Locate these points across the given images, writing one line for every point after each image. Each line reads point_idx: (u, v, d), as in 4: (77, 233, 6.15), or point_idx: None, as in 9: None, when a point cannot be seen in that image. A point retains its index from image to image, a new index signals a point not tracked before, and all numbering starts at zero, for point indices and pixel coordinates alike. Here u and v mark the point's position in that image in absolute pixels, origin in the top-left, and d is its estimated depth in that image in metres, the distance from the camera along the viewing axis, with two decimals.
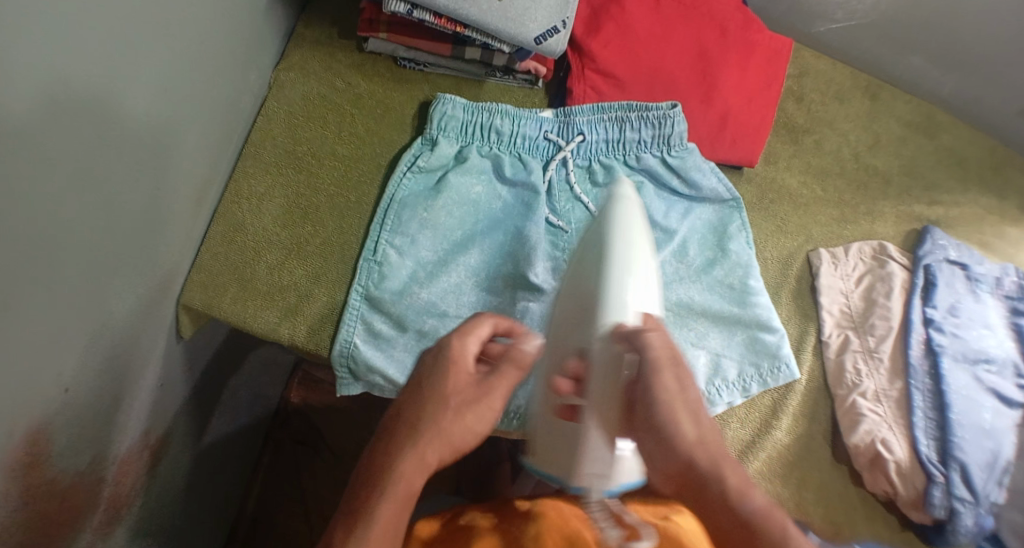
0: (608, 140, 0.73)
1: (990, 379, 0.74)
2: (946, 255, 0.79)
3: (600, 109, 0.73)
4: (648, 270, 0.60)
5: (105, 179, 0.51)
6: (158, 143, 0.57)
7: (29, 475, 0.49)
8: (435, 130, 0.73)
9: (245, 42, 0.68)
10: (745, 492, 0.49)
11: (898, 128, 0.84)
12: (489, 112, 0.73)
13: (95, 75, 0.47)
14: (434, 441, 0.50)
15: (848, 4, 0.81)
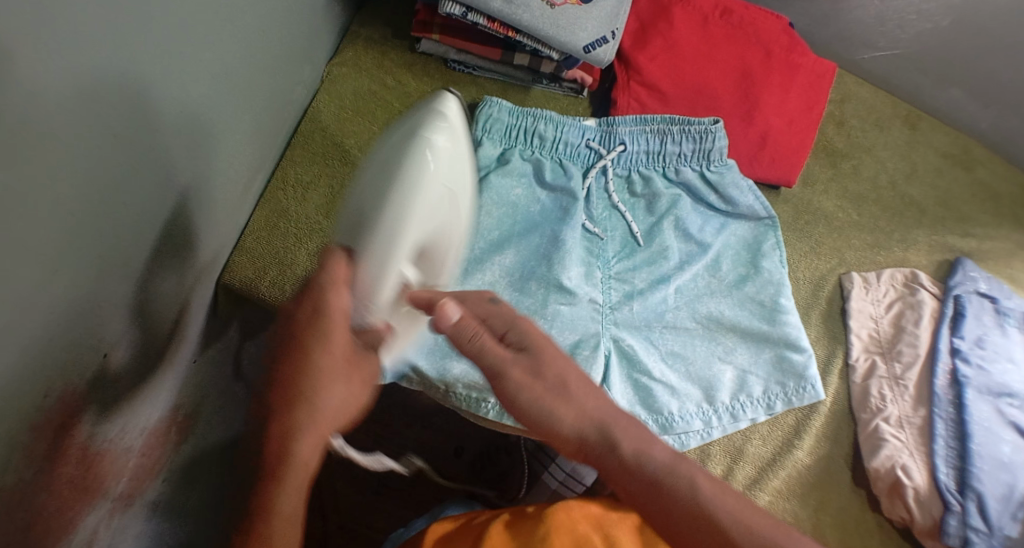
0: (648, 152, 0.74)
1: (1013, 414, 0.74)
2: (976, 287, 0.79)
3: (642, 120, 0.74)
4: (429, 206, 0.50)
5: (165, 157, 0.53)
6: (212, 125, 0.59)
7: (60, 436, 0.49)
8: (480, 131, 0.74)
9: (301, 35, 0.71)
10: (643, 454, 0.50)
11: (936, 159, 0.84)
12: (534, 118, 0.74)
13: (161, 57, 0.49)
14: (314, 428, 0.57)
15: (893, 32, 0.81)
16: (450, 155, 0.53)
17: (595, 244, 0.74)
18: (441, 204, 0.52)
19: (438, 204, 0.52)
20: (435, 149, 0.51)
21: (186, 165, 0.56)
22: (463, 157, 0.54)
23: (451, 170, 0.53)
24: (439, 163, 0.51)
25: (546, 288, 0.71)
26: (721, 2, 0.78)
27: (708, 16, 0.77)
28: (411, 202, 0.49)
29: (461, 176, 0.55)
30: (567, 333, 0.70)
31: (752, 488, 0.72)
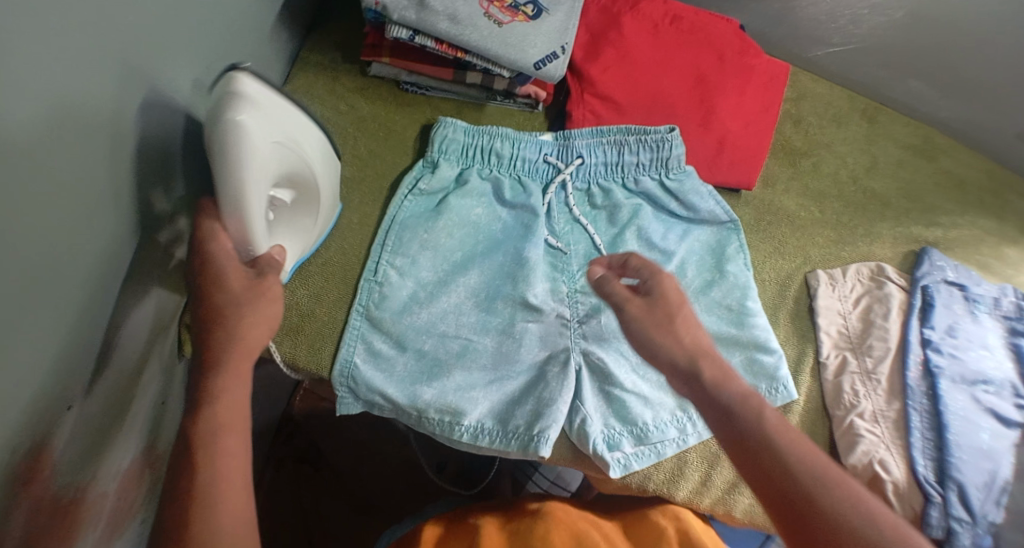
0: (607, 163, 0.74)
1: (989, 400, 0.74)
2: (944, 276, 0.79)
3: (599, 132, 0.74)
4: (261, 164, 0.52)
5: (109, 206, 0.52)
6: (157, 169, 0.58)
7: (32, 488, 0.50)
8: (436, 153, 0.74)
9: (248, 68, 0.70)
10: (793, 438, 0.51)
11: (896, 151, 0.85)
12: (490, 136, 0.74)
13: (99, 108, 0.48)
14: (240, 354, 0.50)
15: (845, 28, 0.81)
16: (262, 114, 0.51)
17: (559, 258, 0.74)
18: (281, 154, 0.54)
19: (278, 158, 0.54)
20: (255, 131, 0.50)
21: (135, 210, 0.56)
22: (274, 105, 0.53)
23: (274, 122, 0.53)
24: (262, 135, 0.51)
25: (514, 306, 0.71)
26: (670, 9, 0.78)
27: (658, 23, 0.77)
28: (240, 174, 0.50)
29: (282, 110, 0.55)
30: (535, 350, 0.71)
31: (730, 492, 0.73)
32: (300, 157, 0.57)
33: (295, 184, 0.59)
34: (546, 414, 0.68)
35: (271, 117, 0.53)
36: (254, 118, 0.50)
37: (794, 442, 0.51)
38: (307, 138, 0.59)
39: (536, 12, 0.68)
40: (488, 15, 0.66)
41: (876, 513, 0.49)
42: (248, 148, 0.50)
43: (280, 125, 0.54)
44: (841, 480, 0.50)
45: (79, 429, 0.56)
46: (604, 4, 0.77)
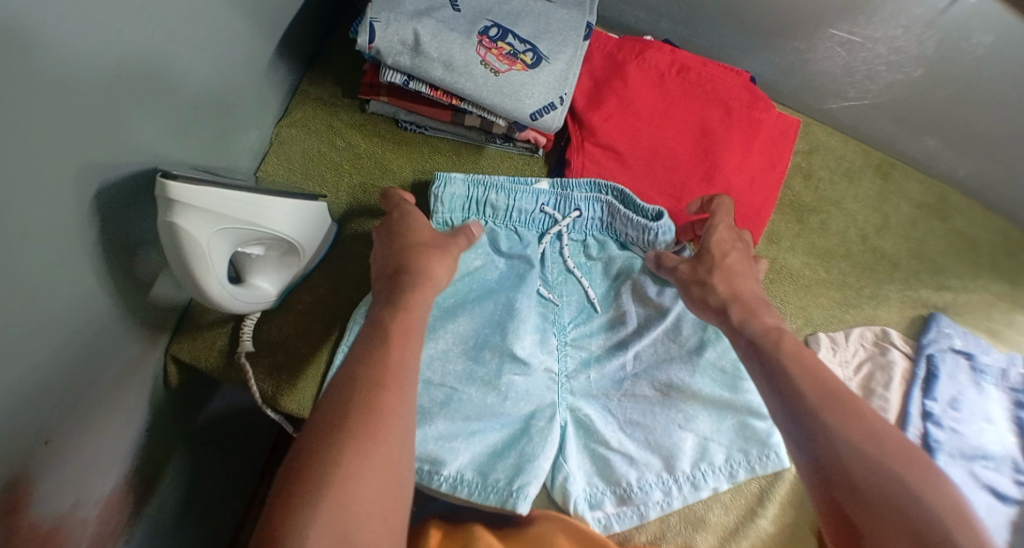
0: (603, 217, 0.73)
1: (987, 476, 0.71)
2: (950, 344, 0.76)
3: (596, 186, 0.72)
4: (217, 252, 0.55)
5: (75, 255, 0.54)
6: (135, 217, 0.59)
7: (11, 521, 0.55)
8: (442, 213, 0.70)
9: (240, 106, 0.69)
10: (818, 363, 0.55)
11: (908, 210, 0.81)
12: (486, 187, 0.72)
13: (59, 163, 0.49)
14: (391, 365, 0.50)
15: (859, 84, 0.78)
16: (202, 214, 0.53)
17: (551, 310, 0.72)
18: (234, 235, 0.56)
19: (230, 239, 0.56)
20: (192, 233, 0.52)
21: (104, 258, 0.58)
22: (220, 197, 0.53)
23: (218, 216, 0.54)
24: (199, 237, 0.53)
25: (500, 358, 0.68)
26: (677, 58, 0.75)
27: (664, 72, 0.74)
28: (202, 267, 0.55)
29: (232, 197, 0.54)
30: (521, 405, 0.68)
31: None
32: (261, 229, 0.58)
33: (266, 242, 0.61)
34: (528, 469, 0.65)
35: (215, 213, 0.53)
36: (189, 223, 0.52)
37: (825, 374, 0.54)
38: (275, 205, 0.59)
39: (536, 60, 0.65)
40: (484, 63, 0.64)
41: (889, 441, 0.49)
42: (185, 249, 0.53)
43: (229, 216, 0.54)
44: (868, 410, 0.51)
45: (60, 460, 0.60)
46: (609, 50, 0.74)
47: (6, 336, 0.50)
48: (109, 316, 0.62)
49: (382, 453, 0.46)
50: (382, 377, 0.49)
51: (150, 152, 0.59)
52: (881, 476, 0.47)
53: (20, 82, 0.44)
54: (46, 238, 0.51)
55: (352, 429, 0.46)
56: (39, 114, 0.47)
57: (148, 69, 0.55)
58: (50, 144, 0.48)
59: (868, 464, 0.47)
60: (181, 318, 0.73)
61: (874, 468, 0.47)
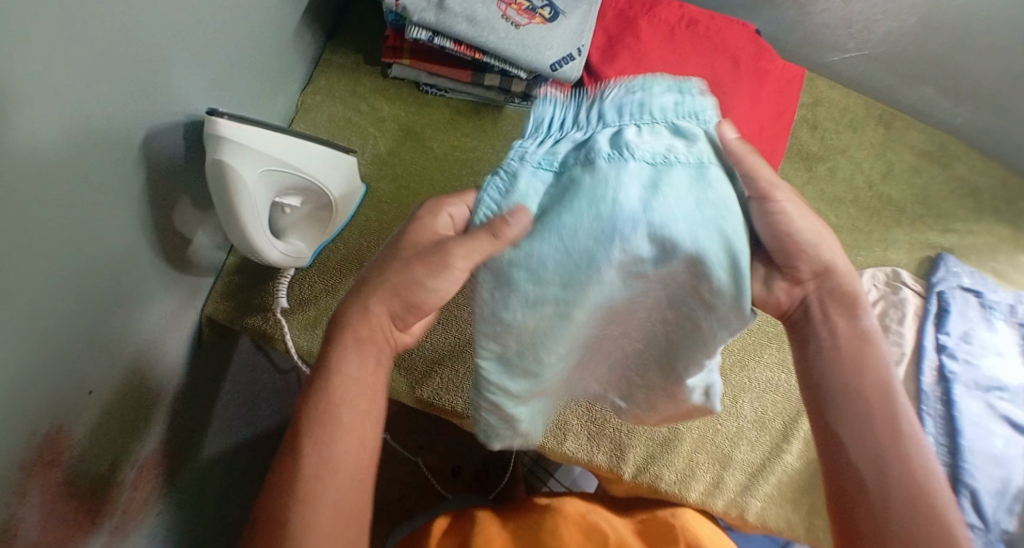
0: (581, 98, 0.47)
1: (1003, 407, 0.74)
2: (959, 282, 0.79)
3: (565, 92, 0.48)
4: (258, 195, 0.58)
5: (119, 203, 0.56)
6: (171, 169, 0.62)
7: (50, 470, 0.56)
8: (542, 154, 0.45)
9: (269, 70, 0.72)
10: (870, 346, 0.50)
11: (911, 157, 0.85)
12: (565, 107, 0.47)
13: (112, 108, 0.52)
14: (352, 374, 0.50)
15: (858, 34, 0.81)
16: (248, 147, 0.56)
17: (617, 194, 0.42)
18: (273, 179, 0.59)
19: (270, 182, 0.59)
20: (237, 165, 0.55)
21: (146, 209, 0.60)
22: (260, 141, 0.56)
23: (261, 152, 0.57)
24: (245, 170, 0.56)
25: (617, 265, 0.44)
26: (686, 12, 0.79)
27: (673, 26, 0.78)
28: (240, 208, 0.58)
29: (274, 140, 0.57)
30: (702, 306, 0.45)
31: (743, 495, 0.71)
32: (297, 173, 0.61)
33: (303, 192, 0.64)
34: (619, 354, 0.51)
35: (259, 147, 0.56)
36: (236, 156, 0.55)
37: (883, 390, 0.49)
38: (309, 152, 0.62)
39: (553, 15, 0.69)
40: (505, 17, 0.67)
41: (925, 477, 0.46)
42: (230, 184, 0.56)
43: (271, 153, 0.57)
44: (909, 432, 0.48)
45: (100, 414, 0.62)
46: (620, 8, 0.78)
47: (59, 277, 0.52)
48: (151, 267, 0.64)
49: (345, 482, 0.47)
50: (319, 388, 0.49)
51: (190, 105, 0.62)
52: (915, 518, 0.45)
53: (82, 18, 0.47)
54: (100, 182, 0.53)
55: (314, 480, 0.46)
56: (98, 51, 0.49)
57: (191, 20, 0.58)
58: (105, 83, 0.51)
59: (904, 499, 0.45)
60: (215, 278, 0.75)
61: (912, 507, 0.45)
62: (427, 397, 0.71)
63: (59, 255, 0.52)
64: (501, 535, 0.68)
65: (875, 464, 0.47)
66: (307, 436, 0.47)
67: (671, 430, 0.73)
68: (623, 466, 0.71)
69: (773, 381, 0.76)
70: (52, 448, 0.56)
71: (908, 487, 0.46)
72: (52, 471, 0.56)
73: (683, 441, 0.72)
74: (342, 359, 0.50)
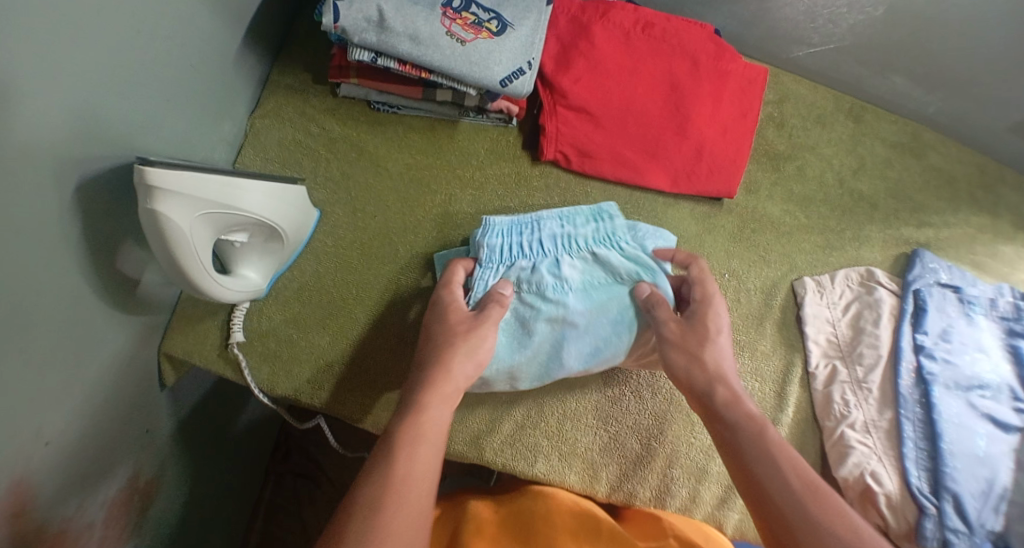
0: (562, 232, 0.71)
1: (985, 405, 0.72)
2: (936, 278, 0.77)
3: (521, 221, 0.71)
4: (197, 238, 0.56)
5: (55, 252, 0.54)
6: (110, 213, 0.59)
7: (16, 524, 0.55)
8: (532, 235, 0.70)
9: (211, 97, 0.69)
10: (732, 403, 0.57)
11: (883, 150, 0.82)
12: (542, 225, 0.71)
13: (39, 160, 0.50)
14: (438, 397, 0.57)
15: (823, 27, 0.78)
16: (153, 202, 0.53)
17: (566, 235, 0.71)
18: (212, 221, 0.57)
19: (209, 224, 0.57)
20: (167, 213, 0.53)
21: (86, 256, 0.58)
22: (191, 185, 0.54)
23: (194, 197, 0.55)
24: (160, 229, 0.54)
25: (549, 266, 0.69)
26: (641, 15, 0.76)
27: (629, 31, 0.76)
28: (179, 253, 0.56)
29: (207, 181, 0.56)
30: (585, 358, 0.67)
31: (721, 508, 0.70)
32: (239, 211, 0.59)
33: (248, 227, 0.62)
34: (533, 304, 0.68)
35: (166, 194, 0.53)
36: (148, 216, 0.53)
37: (740, 405, 0.57)
38: (249, 188, 0.60)
39: (500, 27, 0.67)
40: (450, 33, 0.65)
41: (809, 482, 0.51)
42: (166, 232, 0.54)
43: (200, 194, 0.55)
44: (774, 442, 0.54)
45: (61, 461, 0.60)
46: (573, 13, 0.75)
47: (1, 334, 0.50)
48: (99, 312, 0.62)
49: (421, 476, 0.51)
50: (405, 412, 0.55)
51: (127, 145, 0.59)
52: (790, 498, 0.50)
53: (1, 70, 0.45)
54: (33, 236, 0.51)
55: (392, 487, 0.49)
56: (20, 102, 0.47)
57: (123, 58, 0.56)
58: (30, 135, 0.48)
59: (790, 494, 0.50)
60: (171, 314, 0.73)
61: (791, 487, 0.51)
62: None
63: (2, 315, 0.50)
64: (494, 514, 0.66)
65: (757, 463, 0.53)
66: (396, 448, 0.52)
67: (644, 445, 0.71)
68: (597, 485, 0.69)
69: (748, 390, 0.73)
70: (16, 501, 0.54)
71: (790, 491, 0.51)
72: (21, 528, 0.56)
73: (656, 456, 0.70)
74: (425, 399, 0.56)
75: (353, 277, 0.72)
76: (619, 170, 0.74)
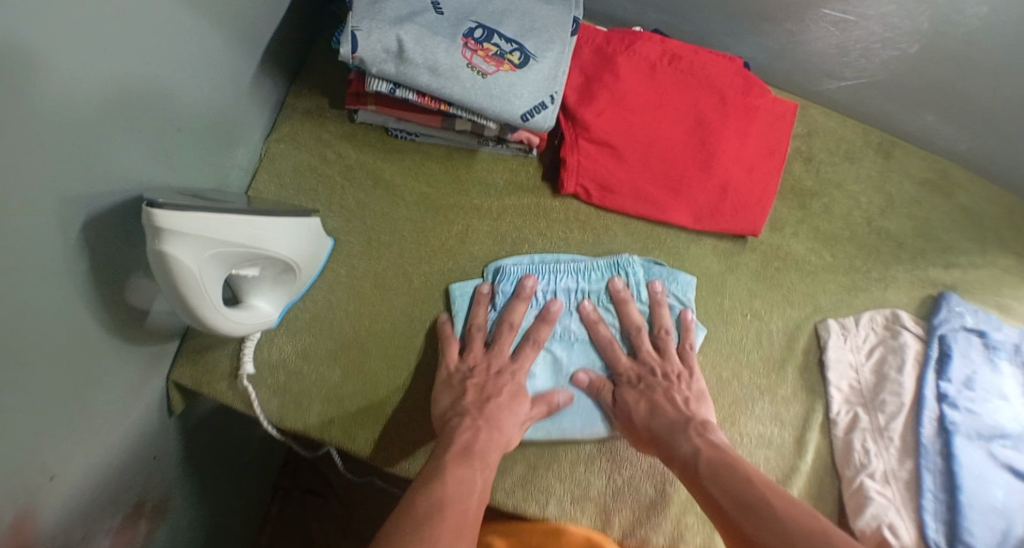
0: (576, 286, 0.71)
1: (1006, 455, 0.70)
2: (962, 323, 0.75)
3: (536, 266, 0.71)
4: (207, 277, 0.55)
5: (65, 286, 0.52)
6: (121, 246, 0.58)
7: None
8: (547, 286, 0.71)
9: (226, 123, 0.68)
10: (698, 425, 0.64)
11: (912, 188, 0.80)
12: (559, 277, 0.71)
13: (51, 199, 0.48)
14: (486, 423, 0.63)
15: (855, 62, 0.76)
16: (158, 253, 0.52)
17: (580, 289, 0.71)
18: (222, 259, 0.56)
19: (218, 262, 0.55)
20: (176, 254, 0.52)
21: (99, 290, 0.56)
22: (201, 224, 0.53)
23: (203, 237, 0.53)
24: (165, 279, 0.53)
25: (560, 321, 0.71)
26: (668, 48, 0.74)
27: (655, 63, 0.73)
28: (192, 294, 0.54)
29: (216, 219, 0.54)
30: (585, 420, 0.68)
31: None
32: (248, 247, 0.57)
33: (259, 262, 0.60)
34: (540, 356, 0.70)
35: (175, 236, 0.51)
36: (154, 264, 0.52)
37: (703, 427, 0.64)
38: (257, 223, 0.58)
39: (523, 59, 0.65)
40: (471, 66, 0.63)
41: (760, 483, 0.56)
42: (176, 274, 0.53)
43: (209, 233, 0.53)
44: (729, 458, 0.59)
45: (67, 494, 0.58)
46: (598, 44, 0.73)
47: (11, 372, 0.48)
48: (110, 344, 0.60)
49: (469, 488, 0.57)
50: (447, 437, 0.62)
51: (140, 177, 0.58)
52: (744, 498, 0.55)
53: (20, 115, 0.43)
54: (43, 272, 0.49)
55: (447, 491, 0.56)
56: (38, 143, 0.45)
57: (139, 90, 0.54)
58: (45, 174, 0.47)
59: (739, 496, 0.56)
60: (182, 341, 0.73)
61: (741, 490, 0.56)
62: (403, 466, 0.67)
63: (12, 360, 0.48)
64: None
65: (712, 475, 0.58)
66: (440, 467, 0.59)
67: (658, 491, 0.69)
68: (609, 531, 0.67)
69: (767, 435, 0.71)
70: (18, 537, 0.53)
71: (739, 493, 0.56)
72: None
73: (670, 502, 0.69)
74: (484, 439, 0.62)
75: (365, 310, 0.71)
76: (640, 206, 0.72)
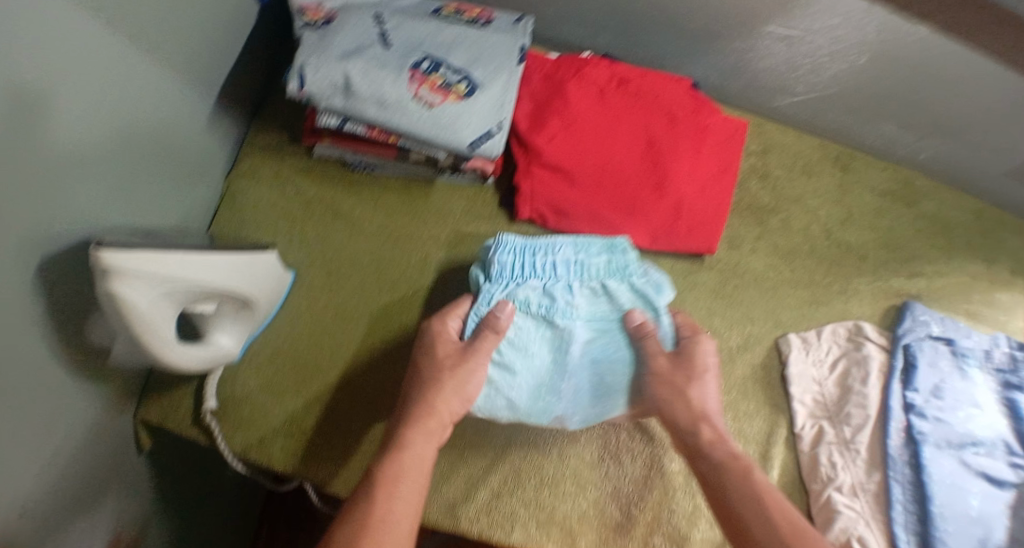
0: (575, 259, 0.70)
1: (979, 462, 0.69)
2: (928, 332, 0.74)
3: (531, 245, 0.69)
4: (159, 315, 0.56)
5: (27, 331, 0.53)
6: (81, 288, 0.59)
7: None
8: (546, 258, 0.69)
9: (186, 162, 0.69)
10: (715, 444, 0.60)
11: (873, 199, 0.80)
12: (559, 251, 0.69)
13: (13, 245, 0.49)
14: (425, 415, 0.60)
15: (804, 78, 0.77)
16: (107, 295, 0.52)
17: (579, 263, 0.69)
18: (174, 297, 0.56)
19: (170, 300, 0.56)
20: (126, 295, 0.52)
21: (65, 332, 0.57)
22: (150, 264, 0.53)
23: (153, 276, 0.54)
24: (116, 320, 0.54)
25: (558, 293, 0.69)
26: (616, 71, 0.75)
27: (603, 87, 0.74)
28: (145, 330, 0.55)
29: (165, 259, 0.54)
30: (582, 400, 0.67)
31: None
32: (201, 284, 0.58)
33: (214, 297, 0.61)
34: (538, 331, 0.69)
35: (126, 277, 0.52)
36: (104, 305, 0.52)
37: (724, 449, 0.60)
38: (210, 260, 0.59)
39: (470, 89, 0.66)
40: (417, 97, 0.65)
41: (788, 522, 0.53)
42: (127, 313, 0.53)
43: (160, 272, 0.54)
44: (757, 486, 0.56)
45: (36, 534, 0.59)
46: (547, 71, 0.74)
47: None
48: (75, 383, 0.61)
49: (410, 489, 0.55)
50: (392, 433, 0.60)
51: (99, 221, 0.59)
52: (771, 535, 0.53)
53: None
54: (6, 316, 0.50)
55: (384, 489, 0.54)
56: None
57: (95, 138, 0.55)
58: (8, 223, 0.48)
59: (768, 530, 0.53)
60: (145, 379, 0.73)
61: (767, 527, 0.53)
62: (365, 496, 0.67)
63: None
64: None
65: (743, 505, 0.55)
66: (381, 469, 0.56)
67: (624, 512, 0.69)
68: None
69: None
70: None
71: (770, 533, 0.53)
72: None
73: (636, 523, 0.68)
74: (410, 435, 0.59)
75: (325, 341, 0.72)
76: (596, 229, 0.73)
